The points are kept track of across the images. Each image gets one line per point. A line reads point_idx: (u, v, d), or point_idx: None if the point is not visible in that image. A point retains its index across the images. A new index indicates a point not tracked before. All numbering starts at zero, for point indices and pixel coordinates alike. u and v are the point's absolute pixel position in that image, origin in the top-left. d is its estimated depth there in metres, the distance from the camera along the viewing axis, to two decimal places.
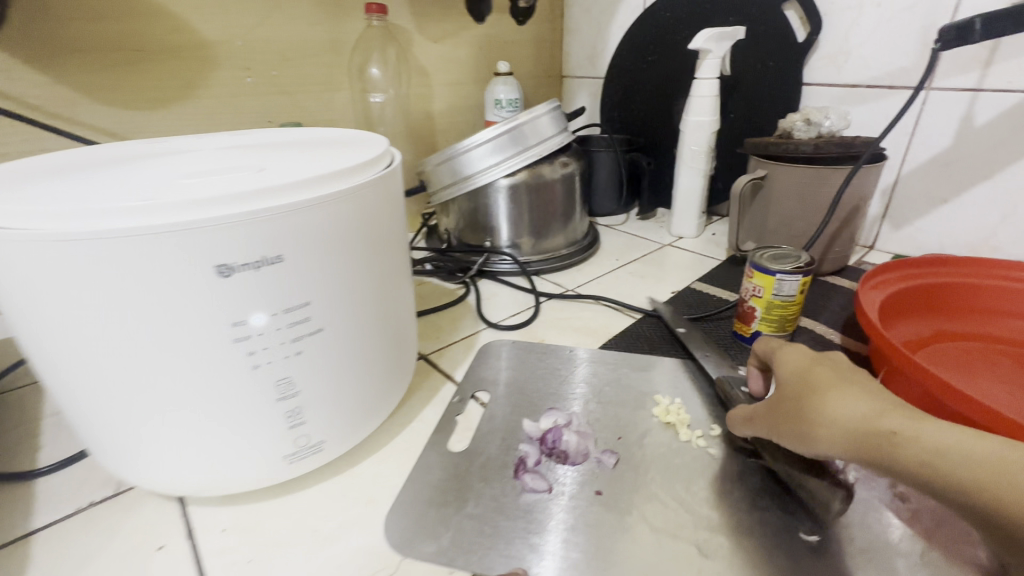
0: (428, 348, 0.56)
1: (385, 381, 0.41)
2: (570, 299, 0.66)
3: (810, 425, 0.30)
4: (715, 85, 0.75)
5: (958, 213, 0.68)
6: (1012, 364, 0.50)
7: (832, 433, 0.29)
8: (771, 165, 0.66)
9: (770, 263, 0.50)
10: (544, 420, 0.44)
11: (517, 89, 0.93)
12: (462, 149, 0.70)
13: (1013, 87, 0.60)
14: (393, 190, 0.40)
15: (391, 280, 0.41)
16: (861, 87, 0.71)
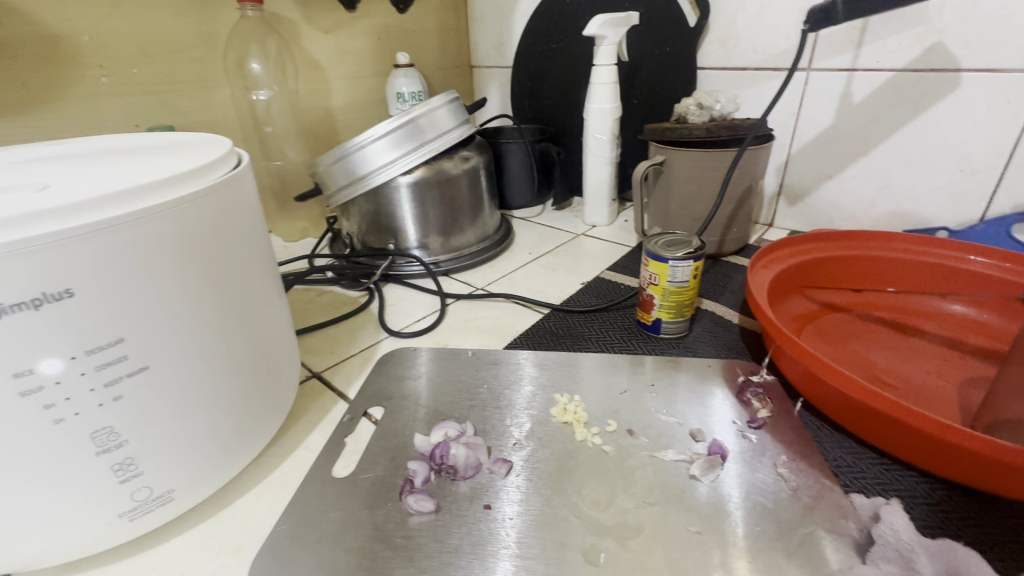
0: (322, 365, 0.52)
1: (255, 412, 0.38)
2: (477, 299, 0.63)
3: None
4: (613, 71, 0.74)
5: (843, 188, 0.72)
6: (891, 331, 0.53)
7: None
8: (668, 150, 0.66)
9: (663, 250, 0.50)
10: (436, 433, 0.41)
11: (419, 81, 0.89)
12: (355, 146, 0.66)
13: (882, 66, 0.64)
14: (244, 199, 0.36)
15: (252, 301, 0.37)
16: (750, 70, 0.73)
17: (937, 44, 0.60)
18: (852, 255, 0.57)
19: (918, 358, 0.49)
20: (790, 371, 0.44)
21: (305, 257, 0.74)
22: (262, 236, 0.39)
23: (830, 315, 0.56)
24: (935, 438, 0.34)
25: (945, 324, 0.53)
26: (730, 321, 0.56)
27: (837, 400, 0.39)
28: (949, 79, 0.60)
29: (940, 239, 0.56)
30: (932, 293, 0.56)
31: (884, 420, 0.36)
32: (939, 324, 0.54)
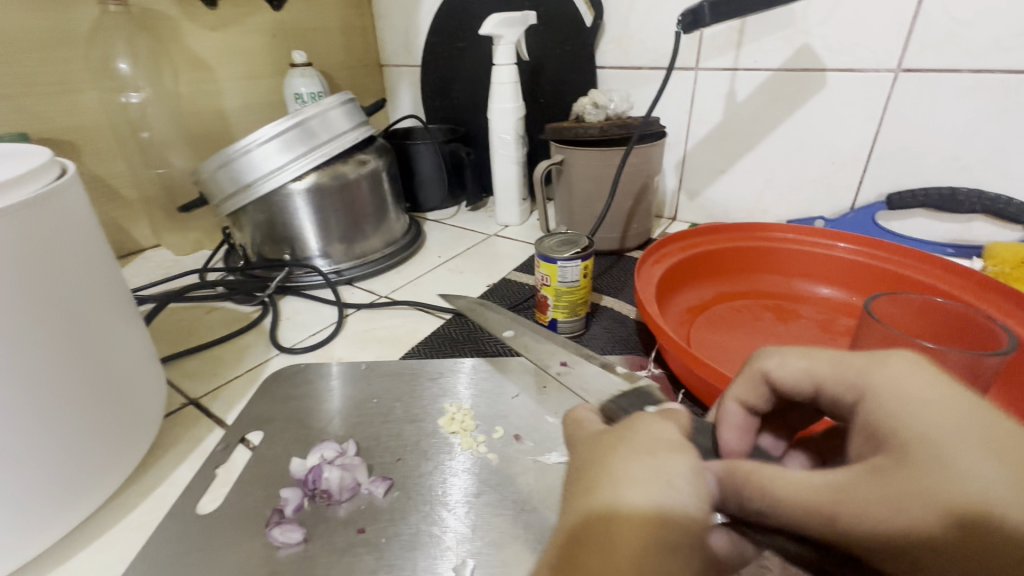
0: (201, 390, 0.49)
1: (99, 451, 0.34)
2: (378, 307, 0.61)
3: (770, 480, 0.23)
4: (513, 71, 0.74)
5: (733, 182, 0.76)
6: (771, 318, 0.56)
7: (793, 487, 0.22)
8: (566, 150, 0.67)
9: (553, 251, 0.50)
10: (312, 456, 0.39)
11: (319, 81, 0.85)
12: (240, 151, 0.62)
13: (760, 65, 0.67)
14: (66, 219, 0.32)
15: (86, 329, 0.33)
16: (645, 69, 0.75)
17: (804, 46, 0.64)
18: (736, 246, 0.60)
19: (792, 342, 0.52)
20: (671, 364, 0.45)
21: (194, 271, 0.69)
22: (99, 257, 0.36)
23: (717, 305, 0.58)
24: (790, 424, 0.35)
25: (816, 307, 0.57)
26: (627, 317, 0.58)
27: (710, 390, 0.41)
28: (817, 78, 0.64)
29: (811, 228, 0.61)
30: (806, 279, 0.60)
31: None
32: (812, 308, 0.57)
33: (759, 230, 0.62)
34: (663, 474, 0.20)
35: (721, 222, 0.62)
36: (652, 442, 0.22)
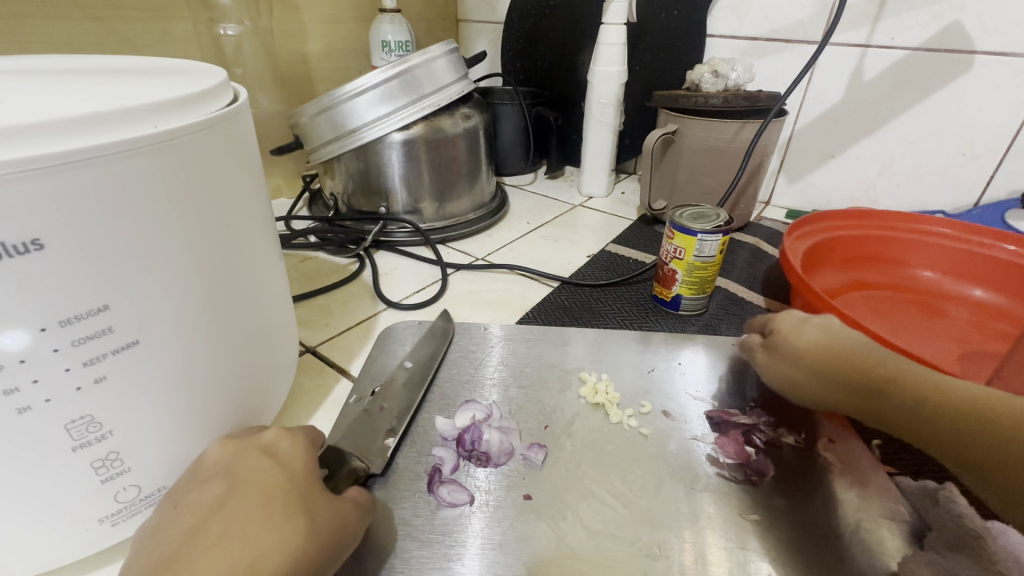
0: (316, 340, 0.47)
1: (255, 391, 0.33)
2: (480, 269, 0.59)
3: (273, 527, 0.26)
4: (623, 32, 0.70)
5: (842, 168, 0.72)
6: (904, 311, 0.54)
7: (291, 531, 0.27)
8: (682, 119, 0.63)
9: (691, 222, 0.47)
10: (459, 416, 0.38)
11: (407, 29, 0.81)
12: (344, 96, 0.59)
13: (896, 43, 0.63)
14: (242, 141, 0.30)
15: (251, 261, 0.31)
16: (762, 40, 0.71)
17: (954, 23, 0.59)
18: (871, 234, 0.58)
19: (943, 338, 0.50)
20: None
21: (283, 219, 0.66)
22: (261, 189, 0.33)
23: (857, 291, 0.56)
24: None
25: (963, 307, 0.55)
26: (745, 299, 0.55)
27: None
28: (961, 61, 0.60)
29: (960, 224, 0.58)
30: (950, 277, 0.57)
31: None
32: (959, 307, 0.55)
33: (895, 221, 0.59)
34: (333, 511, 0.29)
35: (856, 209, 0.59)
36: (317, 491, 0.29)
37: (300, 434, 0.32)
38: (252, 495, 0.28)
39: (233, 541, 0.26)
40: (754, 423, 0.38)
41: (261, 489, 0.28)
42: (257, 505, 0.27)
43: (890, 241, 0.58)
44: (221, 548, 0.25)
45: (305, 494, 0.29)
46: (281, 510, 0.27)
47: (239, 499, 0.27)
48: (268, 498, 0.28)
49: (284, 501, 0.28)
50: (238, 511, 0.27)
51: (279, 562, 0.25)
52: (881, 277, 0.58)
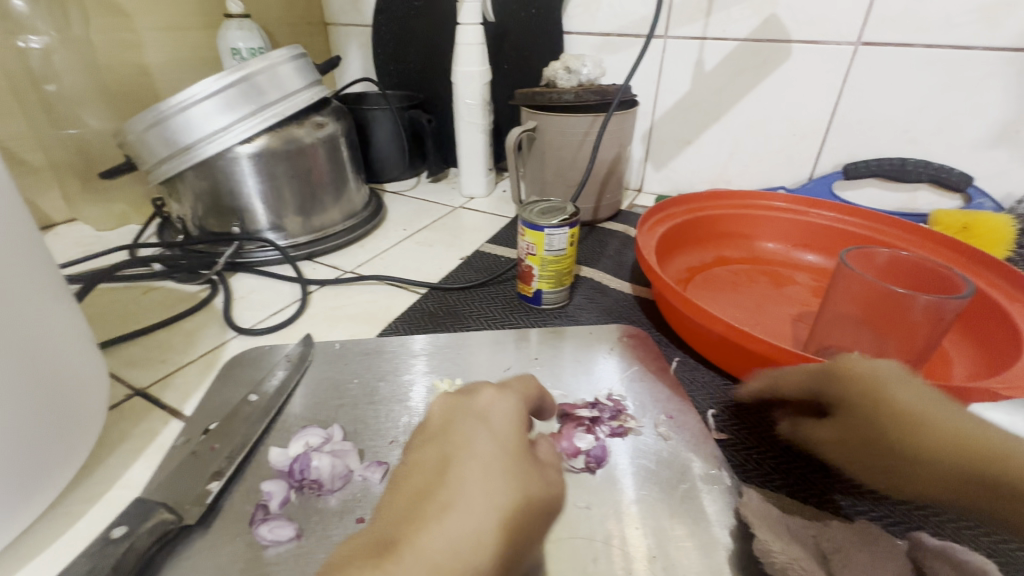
0: (147, 380, 0.43)
1: (33, 447, 0.29)
2: (346, 283, 0.57)
3: (466, 502, 0.24)
4: (479, 31, 0.70)
5: (698, 153, 0.76)
6: (755, 280, 0.58)
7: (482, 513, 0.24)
8: (541, 116, 0.64)
9: (539, 218, 0.48)
10: (296, 444, 0.36)
11: (259, 35, 0.76)
12: (174, 108, 0.54)
13: (727, 35, 0.67)
14: None
15: (4, 304, 0.27)
16: (613, 35, 0.73)
17: (771, 16, 0.64)
18: (724, 213, 0.62)
19: (783, 304, 0.54)
20: (677, 323, 0.46)
21: (123, 248, 0.60)
22: (21, 221, 0.30)
23: (715, 268, 0.60)
24: None
25: (801, 272, 0.60)
26: (608, 287, 0.57)
27: (712, 341, 0.42)
28: (783, 49, 0.65)
29: (795, 197, 0.63)
30: (791, 245, 0.62)
31: (751, 356, 0.39)
32: (800, 273, 0.60)
33: (743, 198, 0.63)
34: (531, 481, 0.26)
35: (709, 191, 0.63)
36: (510, 452, 0.27)
37: (511, 393, 0.30)
38: (471, 469, 0.25)
39: (463, 506, 0.24)
40: (600, 414, 0.39)
41: (477, 458, 0.26)
42: (473, 475, 0.25)
43: (741, 218, 0.62)
44: (453, 515, 0.23)
45: (520, 473, 0.26)
46: (500, 480, 0.25)
47: (467, 469, 0.25)
48: (489, 467, 0.26)
49: (470, 474, 0.25)
50: (460, 475, 0.25)
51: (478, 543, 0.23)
52: (736, 251, 0.62)
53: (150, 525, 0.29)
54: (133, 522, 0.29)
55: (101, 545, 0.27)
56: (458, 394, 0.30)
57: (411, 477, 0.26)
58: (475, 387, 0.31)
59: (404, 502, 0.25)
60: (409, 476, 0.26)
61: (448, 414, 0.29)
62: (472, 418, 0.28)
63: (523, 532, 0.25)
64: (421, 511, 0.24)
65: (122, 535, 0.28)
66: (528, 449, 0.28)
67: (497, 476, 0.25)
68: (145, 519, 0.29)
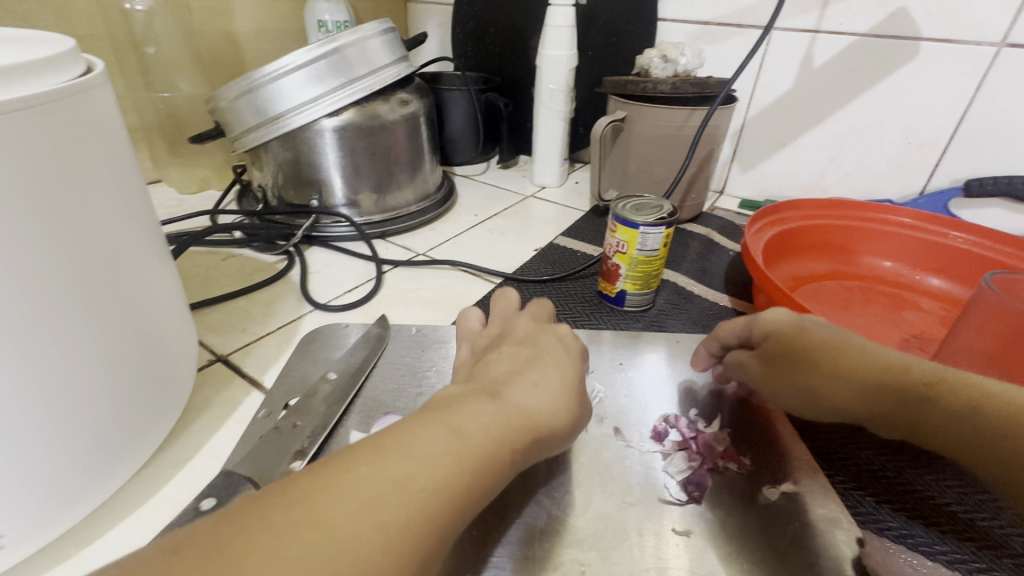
0: (229, 347, 0.43)
1: (130, 409, 0.29)
2: (419, 266, 0.56)
3: (528, 385, 0.30)
4: (571, 14, 0.66)
5: (794, 156, 0.71)
6: (865, 298, 0.53)
7: (546, 393, 0.30)
8: (631, 107, 0.61)
9: (633, 214, 0.45)
10: (377, 430, 0.35)
11: (346, 9, 0.76)
12: (266, 77, 0.54)
13: (844, 29, 0.61)
14: (96, 125, 0.26)
15: (112, 260, 0.27)
16: (713, 25, 0.69)
17: (900, 9, 0.58)
18: (832, 223, 0.57)
19: (900, 329, 0.49)
20: None
21: (206, 212, 0.61)
22: (130, 180, 0.29)
23: (824, 281, 0.56)
24: None
25: (925, 297, 0.54)
26: (693, 293, 0.53)
27: None
28: (907, 47, 0.59)
29: (924, 213, 0.57)
30: (912, 266, 0.57)
31: None
32: (918, 297, 0.54)
33: (859, 210, 0.59)
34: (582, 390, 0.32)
35: (820, 198, 0.59)
36: (566, 364, 0.33)
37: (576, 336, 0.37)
38: (537, 367, 0.32)
39: (530, 387, 0.30)
40: (696, 446, 0.35)
41: (549, 363, 0.32)
42: (533, 368, 0.31)
43: (854, 231, 0.58)
44: (525, 389, 0.29)
45: (579, 379, 0.33)
46: (561, 380, 0.31)
47: (534, 366, 0.32)
48: (554, 368, 0.32)
49: (533, 368, 0.31)
50: (527, 370, 0.31)
51: (541, 411, 0.28)
52: (845, 266, 0.58)
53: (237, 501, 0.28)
54: (221, 495, 0.28)
55: (192, 516, 0.27)
56: (542, 323, 0.38)
57: (493, 370, 0.32)
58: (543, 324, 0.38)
59: (501, 372, 0.31)
60: (499, 361, 0.33)
61: (530, 332, 0.36)
62: (549, 339, 0.35)
63: (571, 418, 0.30)
64: (513, 379, 0.30)
65: (212, 508, 0.27)
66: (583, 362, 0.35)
67: (557, 374, 0.31)
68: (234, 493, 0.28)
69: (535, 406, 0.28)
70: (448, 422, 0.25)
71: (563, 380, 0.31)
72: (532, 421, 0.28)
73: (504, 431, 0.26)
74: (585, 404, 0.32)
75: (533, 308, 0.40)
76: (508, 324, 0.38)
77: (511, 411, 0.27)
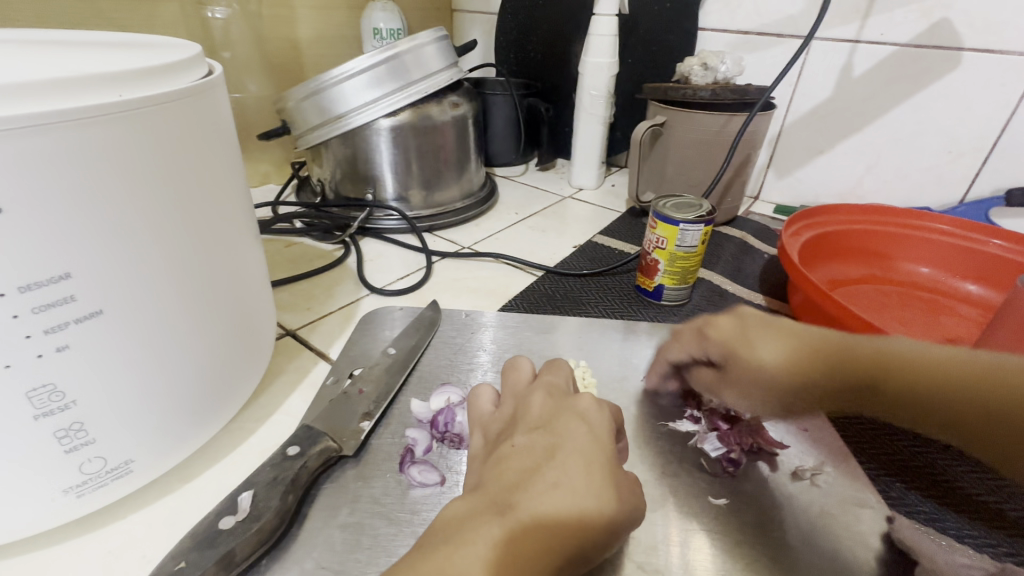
0: (297, 323, 0.47)
1: (228, 365, 0.33)
2: (466, 258, 0.59)
3: (546, 484, 0.26)
4: (614, 23, 0.69)
5: (830, 164, 0.72)
6: (901, 302, 0.54)
7: (573, 494, 0.26)
8: (670, 112, 0.63)
9: (673, 212, 0.48)
10: (434, 399, 0.38)
11: (399, 17, 0.81)
12: (332, 80, 0.58)
13: (885, 39, 0.63)
14: (213, 117, 0.30)
15: (221, 232, 0.31)
16: (753, 34, 0.71)
17: (942, 20, 0.59)
18: (869, 228, 0.59)
19: (936, 332, 0.50)
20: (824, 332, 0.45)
21: (270, 204, 0.66)
22: (234, 165, 0.34)
23: (861, 285, 0.57)
24: None
25: (962, 303, 0.55)
26: (728, 291, 0.55)
27: None
28: (948, 57, 0.60)
29: (963, 221, 0.58)
30: (951, 273, 0.57)
31: None
32: (956, 303, 0.55)
33: (897, 216, 0.59)
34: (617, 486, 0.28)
35: (858, 204, 0.60)
36: (595, 452, 0.28)
37: (605, 406, 0.32)
38: (567, 457, 0.27)
39: (555, 489, 0.26)
40: (729, 430, 0.37)
41: (577, 454, 0.28)
42: (553, 462, 0.27)
43: (891, 236, 0.59)
44: (551, 492, 0.25)
45: (607, 469, 0.28)
46: (593, 474, 0.27)
47: (562, 458, 0.27)
48: (584, 460, 0.27)
49: (554, 462, 0.27)
50: (551, 464, 0.27)
51: (565, 519, 0.25)
52: (881, 271, 0.59)
53: (320, 449, 0.32)
54: (307, 443, 0.32)
55: (281, 459, 0.31)
56: (560, 395, 0.33)
57: (517, 458, 0.28)
58: (563, 393, 0.33)
59: (514, 473, 0.27)
60: (513, 456, 0.28)
61: (548, 410, 0.31)
62: (573, 418, 0.30)
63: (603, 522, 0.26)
64: (526, 481, 0.26)
65: (300, 453, 0.31)
66: (617, 454, 0.29)
67: (586, 466, 0.27)
68: (317, 443, 0.32)
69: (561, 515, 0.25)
70: (447, 566, 0.23)
71: (590, 472, 0.27)
72: (556, 535, 0.24)
73: (513, 560, 0.23)
74: (625, 513, 0.27)
75: (545, 377, 0.35)
76: (523, 402, 0.33)
77: (523, 529, 0.24)
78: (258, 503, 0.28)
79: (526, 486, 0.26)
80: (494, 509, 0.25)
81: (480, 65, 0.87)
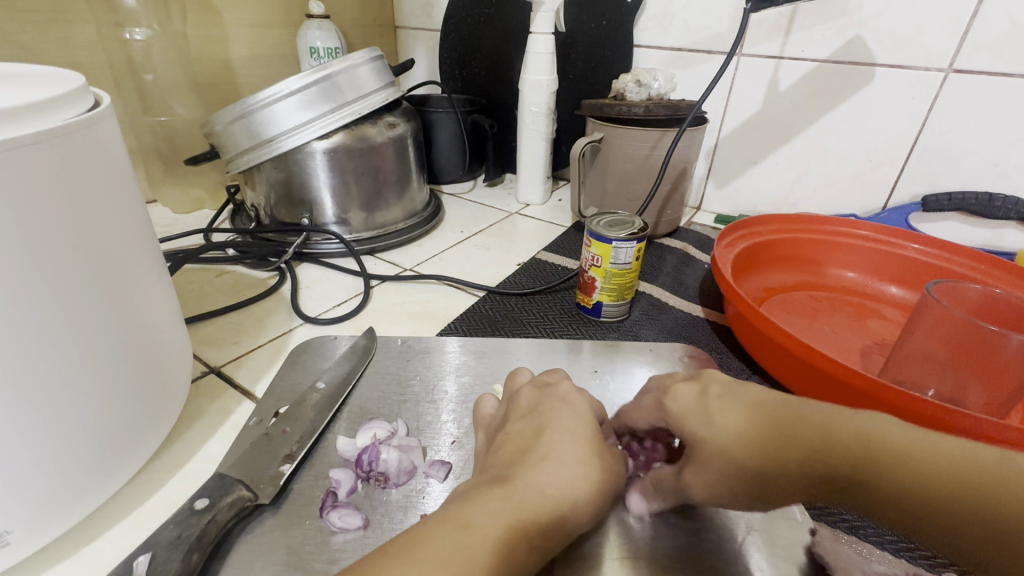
0: (222, 359, 0.45)
1: (131, 416, 0.31)
2: (407, 281, 0.58)
3: (544, 457, 0.29)
4: (550, 41, 0.70)
5: (764, 174, 0.74)
6: (829, 307, 0.56)
7: (571, 466, 0.29)
8: (607, 128, 0.64)
9: (606, 230, 0.48)
10: (362, 435, 0.37)
11: (337, 36, 0.79)
12: (260, 103, 0.56)
13: (806, 55, 0.65)
14: (104, 155, 0.28)
15: (120, 276, 0.29)
16: (685, 50, 0.73)
17: (856, 38, 0.62)
18: (799, 236, 0.61)
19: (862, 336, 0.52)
20: (755, 343, 0.46)
21: (201, 231, 0.64)
22: (134, 201, 0.32)
23: (793, 292, 0.58)
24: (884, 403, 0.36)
25: (886, 306, 0.57)
26: (667, 304, 0.56)
27: (793, 364, 0.42)
28: (863, 72, 0.63)
29: (884, 226, 0.60)
30: (875, 276, 0.60)
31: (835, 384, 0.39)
32: (880, 306, 0.57)
33: (824, 224, 0.62)
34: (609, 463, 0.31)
35: (787, 213, 0.62)
36: (587, 430, 0.32)
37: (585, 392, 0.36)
38: (561, 435, 0.31)
39: (552, 461, 0.29)
40: None
41: (571, 432, 0.31)
42: (549, 440, 0.31)
43: (819, 243, 0.61)
44: (546, 466, 0.29)
45: (597, 446, 0.31)
46: (586, 448, 0.30)
47: (556, 436, 0.31)
48: (576, 436, 0.31)
49: (546, 442, 0.30)
50: (547, 444, 0.30)
51: (561, 489, 0.28)
52: (811, 277, 0.61)
53: (231, 501, 0.30)
54: (217, 495, 0.30)
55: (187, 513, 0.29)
56: (543, 385, 0.36)
57: (510, 444, 0.31)
58: (547, 381, 0.37)
59: (512, 453, 0.31)
60: (509, 439, 0.32)
61: (534, 399, 0.35)
62: (561, 403, 0.34)
63: (597, 489, 0.29)
64: (524, 456, 0.30)
65: (207, 507, 0.29)
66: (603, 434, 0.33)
67: (579, 443, 0.31)
68: (228, 494, 0.30)
69: (559, 485, 0.28)
70: (460, 520, 0.25)
71: (582, 448, 0.30)
72: (557, 500, 0.27)
73: (519, 522, 0.26)
74: (613, 483, 0.31)
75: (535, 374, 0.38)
76: (512, 397, 0.36)
77: (522, 496, 0.27)
78: (157, 566, 0.26)
79: (524, 460, 0.29)
80: (500, 481, 0.28)
81: (422, 82, 0.86)
